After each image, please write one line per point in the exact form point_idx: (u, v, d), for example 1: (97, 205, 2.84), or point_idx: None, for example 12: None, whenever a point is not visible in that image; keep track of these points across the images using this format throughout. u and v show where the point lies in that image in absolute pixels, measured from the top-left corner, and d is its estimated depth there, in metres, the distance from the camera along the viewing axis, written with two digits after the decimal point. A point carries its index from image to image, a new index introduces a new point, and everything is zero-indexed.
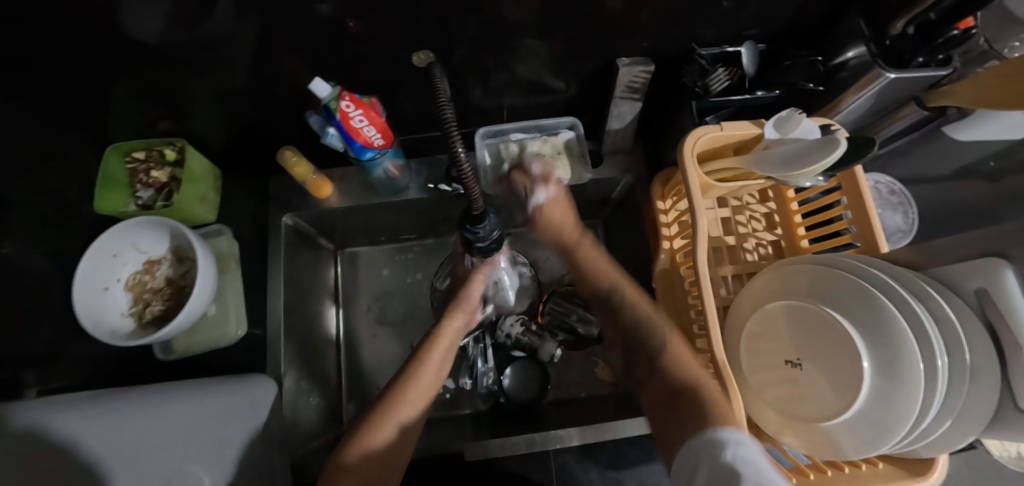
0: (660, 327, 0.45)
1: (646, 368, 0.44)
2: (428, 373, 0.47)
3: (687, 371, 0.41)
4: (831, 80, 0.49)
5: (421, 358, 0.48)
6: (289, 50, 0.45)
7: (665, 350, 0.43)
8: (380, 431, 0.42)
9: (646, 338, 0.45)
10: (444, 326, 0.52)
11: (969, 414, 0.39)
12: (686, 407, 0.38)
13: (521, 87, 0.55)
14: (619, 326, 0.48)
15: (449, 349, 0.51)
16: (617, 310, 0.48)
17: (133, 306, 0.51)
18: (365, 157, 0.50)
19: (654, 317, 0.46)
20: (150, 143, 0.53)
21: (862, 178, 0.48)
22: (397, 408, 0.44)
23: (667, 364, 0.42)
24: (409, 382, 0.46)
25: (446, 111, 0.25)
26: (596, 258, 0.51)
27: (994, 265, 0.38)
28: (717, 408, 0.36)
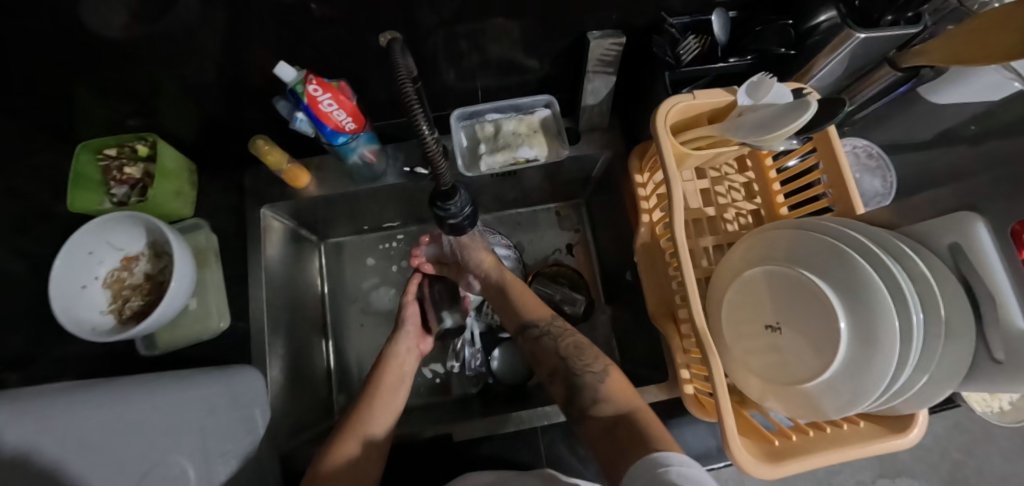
0: (596, 354, 0.51)
1: (587, 395, 0.47)
2: (385, 404, 0.51)
3: (625, 398, 0.46)
4: (802, 44, 0.48)
5: (376, 379, 0.54)
6: (254, 40, 0.44)
7: (603, 377, 0.48)
8: (343, 450, 0.46)
9: (584, 364, 0.50)
10: (395, 348, 0.58)
11: (944, 368, 0.39)
12: (627, 434, 0.42)
13: (494, 67, 0.55)
14: (560, 354, 0.52)
15: (403, 376, 0.56)
16: (555, 337, 0.54)
17: (112, 303, 0.51)
18: (337, 142, 0.50)
19: (589, 348, 0.52)
20: (120, 139, 0.52)
21: (837, 141, 0.47)
22: (358, 424, 0.49)
23: (606, 391, 0.47)
24: (367, 402, 0.51)
25: (407, 90, 0.25)
26: (530, 298, 0.58)
27: (966, 219, 0.38)
28: (654, 433, 0.40)
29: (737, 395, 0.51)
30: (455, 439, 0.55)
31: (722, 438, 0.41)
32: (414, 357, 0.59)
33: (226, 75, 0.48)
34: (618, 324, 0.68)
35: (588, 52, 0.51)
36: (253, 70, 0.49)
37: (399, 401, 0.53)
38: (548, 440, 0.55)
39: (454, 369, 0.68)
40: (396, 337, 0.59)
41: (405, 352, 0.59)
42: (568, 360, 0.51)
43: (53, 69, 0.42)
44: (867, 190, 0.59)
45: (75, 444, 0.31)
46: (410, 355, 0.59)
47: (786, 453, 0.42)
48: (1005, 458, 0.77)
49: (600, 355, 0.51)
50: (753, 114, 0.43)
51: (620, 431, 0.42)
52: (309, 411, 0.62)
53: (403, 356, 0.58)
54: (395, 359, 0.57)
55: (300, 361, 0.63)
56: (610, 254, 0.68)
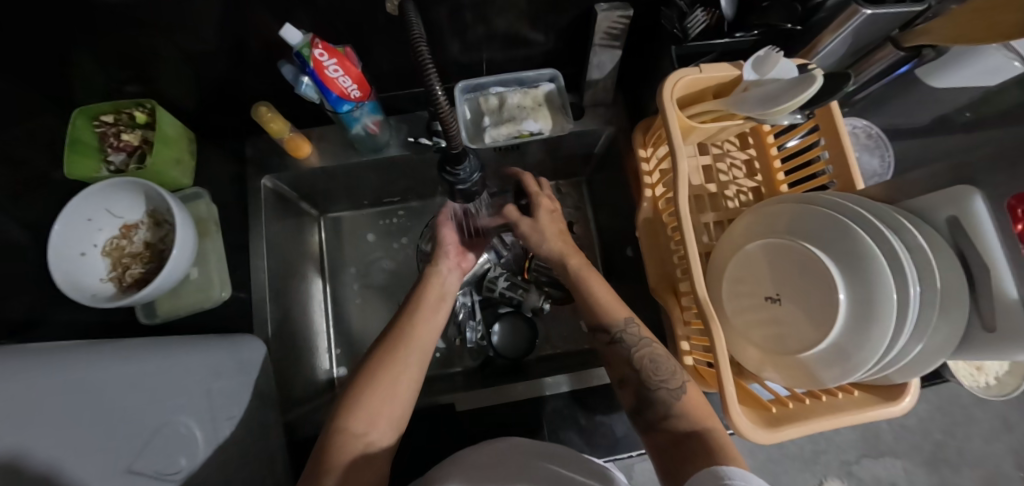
0: (674, 367, 0.46)
1: (659, 409, 0.44)
2: (424, 329, 0.49)
3: (698, 414, 0.42)
4: (809, 20, 0.48)
5: (414, 307, 0.51)
6: (257, 8, 0.43)
7: (681, 393, 0.44)
8: (373, 397, 0.42)
9: (661, 379, 0.45)
10: (436, 269, 0.55)
11: (939, 336, 0.40)
12: (694, 448, 0.39)
13: (500, 40, 0.54)
14: (633, 365, 0.47)
15: (444, 293, 0.53)
16: (631, 347, 0.47)
17: (112, 271, 0.50)
18: (342, 110, 0.50)
19: (667, 359, 0.46)
20: (118, 105, 0.51)
21: (839, 118, 0.48)
22: (387, 365, 0.44)
23: (681, 407, 0.43)
24: (402, 344, 0.46)
25: (425, 61, 0.25)
26: (607, 296, 0.51)
27: (964, 193, 0.39)
28: (724, 451, 0.37)
29: (735, 367, 0.52)
30: (458, 408, 0.56)
31: (721, 406, 0.41)
32: (455, 275, 0.56)
33: (226, 41, 0.47)
34: None
35: (594, 24, 0.49)
36: (254, 34, 0.47)
37: (440, 319, 0.51)
38: (550, 411, 0.56)
39: (455, 343, 0.68)
40: (437, 257, 0.56)
41: (448, 272, 0.56)
42: (643, 373, 0.46)
43: (48, 29, 0.41)
44: (866, 169, 0.60)
45: None
46: (452, 274, 0.56)
47: (782, 419, 0.43)
48: (984, 440, 0.80)
49: (678, 370, 0.45)
50: (759, 89, 0.44)
51: (689, 447, 0.39)
52: (310, 384, 0.62)
53: (445, 275, 0.55)
54: (436, 278, 0.54)
55: (300, 332, 0.63)
56: (611, 230, 0.69)
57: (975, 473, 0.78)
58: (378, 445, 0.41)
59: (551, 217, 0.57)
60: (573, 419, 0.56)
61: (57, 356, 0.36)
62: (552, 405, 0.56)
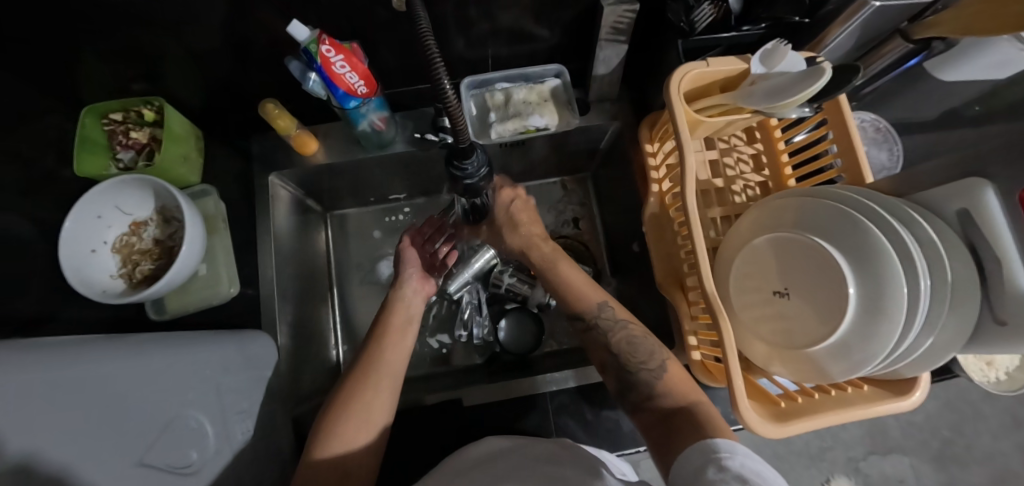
0: (652, 347, 0.46)
1: (643, 391, 0.44)
2: (394, 353, 0.49)
3: (682, 390, 0.43)
4: (816, 14, 0.48)
5: (382, 331, 0.51)
6: (263, 4, 0.43)
7: (662, 373, 0.44)
8: (347, 428, 0.42)
9: (640, 360, 0.45)
10: (399, 294, 0.55)
11: (947, 334, 0.40)
12: (683, 423, 0.39)
13: (505, 35, 0.54)
14: (611, 349, 0.47)
15: (411, 317, 0.54)
16: (606, 330, 0.48)
17: (122, 268, 0.51)
18: (349, 106, 0.50)
19: (645, 339, 0.46)
20: (127, 103, 0.51)
21: (848, 111, 0.47)
22: (359, 391, 0.45)
23: (665, 385, 0.43)
24: (370, 372, 0.46)
25: (434, 55, 0.26)
26: (575, 282, 0.53)
27: (976, 186, 0.39)
28: (711, 423, 0.38)
29: (742, 362, 0.52)
30: (464, 404, 0.56)
31: (730, 398, 0.41)
32: (420, 299, 0.56)
33: (233, 37, 0.47)
34: (623, 295, 0.68)
35: (600, 18, 0.49)
36: (260, 31, 0.47)
37: (409, 343, 0.51)
38: (556, 406, 0.56)
39: (460, 339, 0.68)
40: (401, 283, 0.57)
41: (412, 296, 0.56)
42: (621, 356, 0.46)
43: (56, 27, 0.41)
44: (874, 163, 0.60)
45: (52, 441, 0.28)
46: (417, 297, 0.56)
47: (790, 414, 0.43)
48: (994, 437, 0.79)
49: (656, 349, 0.46)
50: (766, 82, 0.44)
51: (676, 423, 0.39)
52: (318, 380, 0.63)
53: (410, 299, 0.55)
54: (401, 302, 0.54)
55: (308, 328, 0.64)
56: (617, 226, 0.69)
57: (984, 470, 0.78)
58: (358, 466, 0.42)
59: (521, 205, 0.58)
60: (578, 414, 0.56)
61: (69, 349, 0.36)
62: (558, 401, 0.57)
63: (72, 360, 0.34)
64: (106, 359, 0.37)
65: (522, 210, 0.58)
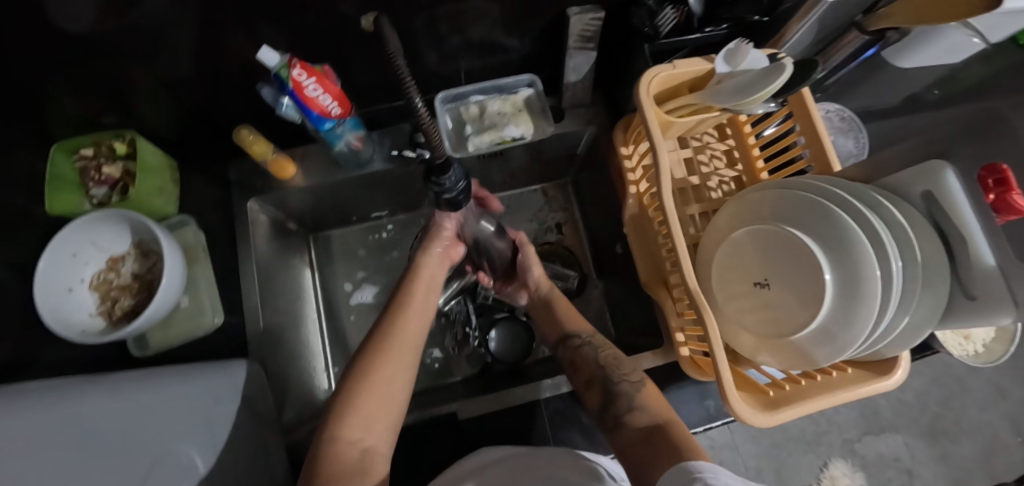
0: (633, 365, 0.50)
1: (623, 403, 0.45)
2: (413, 331, 0.47)
3: (660, 408, 0.43)
4: (774, 12, 0.49)
5: (402, 303, 0.49)
6: (233, 31, 0.43)
7: (642, 386, 0.47)
8: (369, 395, 0.40)
9: (623, 372, 0.48)
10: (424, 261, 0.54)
11: (922, 311, 0.41)
12: (660, 436, 0.39)
13: (477, 48, 0.55)
14: (599, 363, 0.50)
15: (433, 286, 0.53)
16: (597, 347, 0.52)
17: (101, 305, 0.50)
18: (324, 128, 0.50)
19: (626, 359, 0.51)
20: (98, 137, 0.51)
21: (812, 103, 0.49)
22: (378, 363, 0.43)
23: (641, 399, 0.45)
24: (392, 339, 0.45)
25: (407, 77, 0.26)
26: (574, 314, 0.58)
27: (936, 168, 0.40)
28: (686, 441, 0.37)
29: (730, 354, 0.53)
30: (460, 416, 0.56)
31: (720, 392, 0.42)
32: (445, 267, 0.55)
33: (205, 64, 0.47)
34: (610, 297, 0.69)
35: (568, 28, 0.50)
36: (229, 56, 0.47)
37: (428, 315, 0.50)
38: (551, 412, 0.57)
39: (453, 351, 0.68)
40: (427, 245, 0.54)
41: (438, 262, 0.54)
42: (607, 368, 0.49)
43: (22, 66, 0.41)
44: (842, 150, 0.62)
45: None
46: (441, 264, 0.55)
47: (781, 401, 0.44)
48: (980, 409, 0.82)
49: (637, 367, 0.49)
50: (732, 81, 0.45)
51: (652, 438, 0.39)
52: (309, 406, 0.62)
53: (434, 266, 0.54)
54: (425, 269, 0.53)
55: (296, 353, 0.63)
56: (600, 229, 0.70)
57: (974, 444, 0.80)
58: (376, 446, 0.39)
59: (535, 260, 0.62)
60: (575, 418, 0.56)
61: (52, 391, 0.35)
62: (553, 406, 0.57)
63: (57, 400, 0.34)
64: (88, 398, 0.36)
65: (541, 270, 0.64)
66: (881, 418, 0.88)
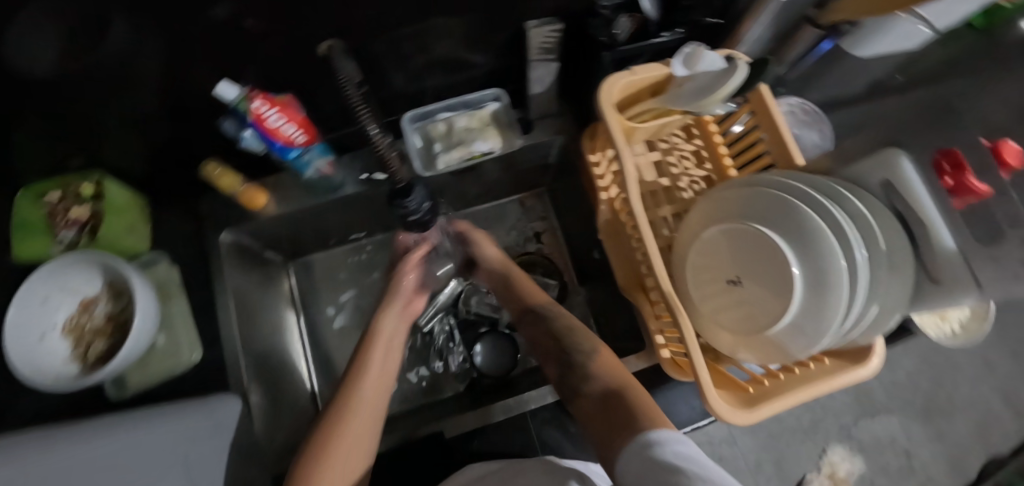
0: (588, 336, 0.49)
1: (579, 374, 0.45)
2: (371, 398, 0.46)
3: (617, 374, 0.43)
4: (729, 12, 0.52)
5: (359, 370, 0.48)
6: (193, 68, 0.43)
7: (596, 356, 0.46)
8: (330, 465, 0.39)
9: (577, 344, 0.48)
10: (380, 326, 0.54)
11: (890, 297, 0.42)
12: (618, 407, 0.39)
13: (441, 66, 0.55)
14: (555, 337, 0.50)
15: (393, 345, 0.54)
16: (552, 321, 0.52)
17: (75, 350, 0.49)
18: (289, 156, 0.52)
19: (580, 328, 0.51)
20: (66, 181, 0.51)
21: (770, 99, 0.50)
22: (333, 439, 0.41)
23: (595, 366, 0.45)
24: (351, 401, 0.45)
25: None
26: (531, 287, 0.59)
27: (892, 156, 0.42)
28: (645, 409, 0.37)
29: (711, 353, 0.53)
30: (446, 435, 0.55)
31: (699, 393, 0.42)
32: (401, 328, 0.56)
33: (167, 102, 0.47)
34: (593, 303, 0.69)
35: (528, 41, 0.52)
36: (192, 91, 0.47)
37: (389, 375, 0.50)
38: (539, 424, 0.57)
39: (439, 370, 0.68)
40: (385, 306, 0.57)
41: (395, 321, 0.56)
42: (563, 341, 0.49)
43: None
44: (807, 143, 0.62)
45: None
46: (397, 323, 0.56)
47: (759, 398, 0.44)
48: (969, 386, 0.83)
49: (592, 337, 0.49)
50: (690, 84, 0.45)
51: (611, 408, 0.39)
52: (296, 434, 0.62)
53: (389, 330, 0.55)
54: (382, 330, 0.54)
55: (280, 383, 0.62)
56: (577, 236, 0.70)
57: None
58: None
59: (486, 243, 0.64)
60: (562, 427, 0.57)
61: (27, 445, 0.35)
62: (540, 417, 0.57)
63: (32, 453, 0.33)
64: (67, 447, 0.36)
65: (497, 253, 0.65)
66: (873, 401, 0.89)
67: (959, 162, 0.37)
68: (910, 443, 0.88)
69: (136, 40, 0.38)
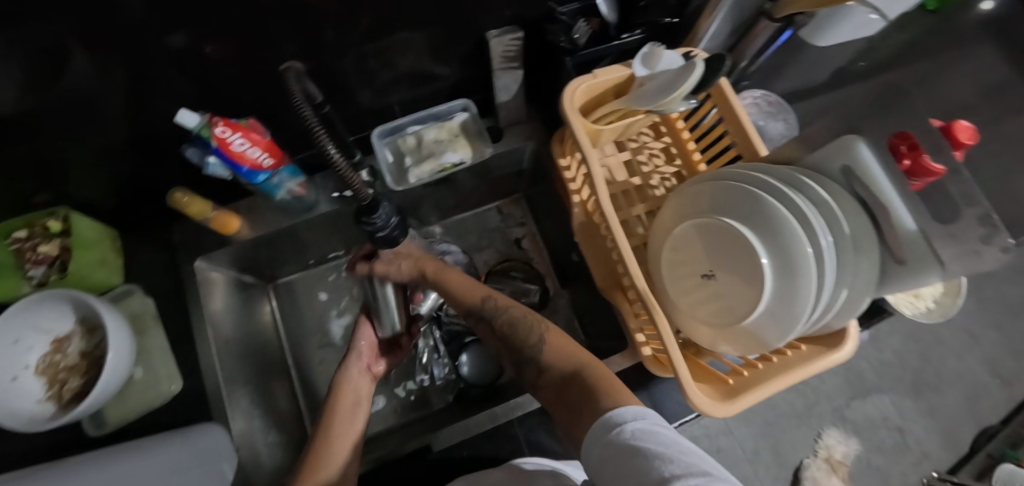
0: (532, 324, 0.47)
1: (534, 368, 0.44)
2: (343, 443, 0.45)
3: (569, 359, 0.41)
4: (684, 12, 0.53)
5: (326, 427, 0.46)
6: (155, 97, 0.43)
7: (542, 346, 0.44)
8: None
9: (522, 337, 0.46)
10: (344, 377, 0.52)
11: (859, 280, 0.42)
12: (574, 391, 0.37)
13: (407, 81, 0.56)
14: (499, 334, 0.49)
15: (359, 397, 0.51)
16: (492, 318, 0.50)
17: (49, 390, 0.48)
18: (258, 180, 0.51)
19: (523, 317, 0.48)
20: (32, 218, 0.50)
21: (730, 92, 0.51)
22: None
23: (547, 355, 0.43)
24: (320, 459, 0.43)
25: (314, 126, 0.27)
26: (460, 282, 0.54)
27: (850, 142, 0.41)
28: (602, 382, 0.36)
29: (692, 347, 0.54)
30: (434, 448, 0.56)
31: (678, 387, 0.42)
32: (368, 378, 0.55)
33: (131, 134, 0.47)
34: (576, 305, 0.70)
35: (490, 51, 0.52)
36: (157, 121, 0.47)
37: (359, 424, 0.48)
38: (526, 429, 0.58)
39: (425, 383, 0.68)
40: (345, 363, 0.54)
41: (358, 375, 0.54)
42: (508, 338, 0.47)
43: None
44: (774, 132, 0.63)
45: None
46: (364, 378, 0.54)
47: (738, 389, 0.44)
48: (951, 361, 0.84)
49: (536, 322, 0.47)
50: (651, 84, 0.46)
51: (570, 392, 0.38)
52: (286, 457, 0.61)
53: (357, 379, 0.53)
54: (348, 383, 0.52)
55: (269, 407, 0.62)
56: (556, 239, 0.71)
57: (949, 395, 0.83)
58: None
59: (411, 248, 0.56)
60: (550, 431, 0.58)
61: None
62: (528, 423, 0.58)
63: None
64: None
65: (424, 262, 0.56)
66: (864, 382, 0.90)
67: (913, 144, 0.40)
68: (903, 420, 0.89)
69: (95, 74, 0.37)
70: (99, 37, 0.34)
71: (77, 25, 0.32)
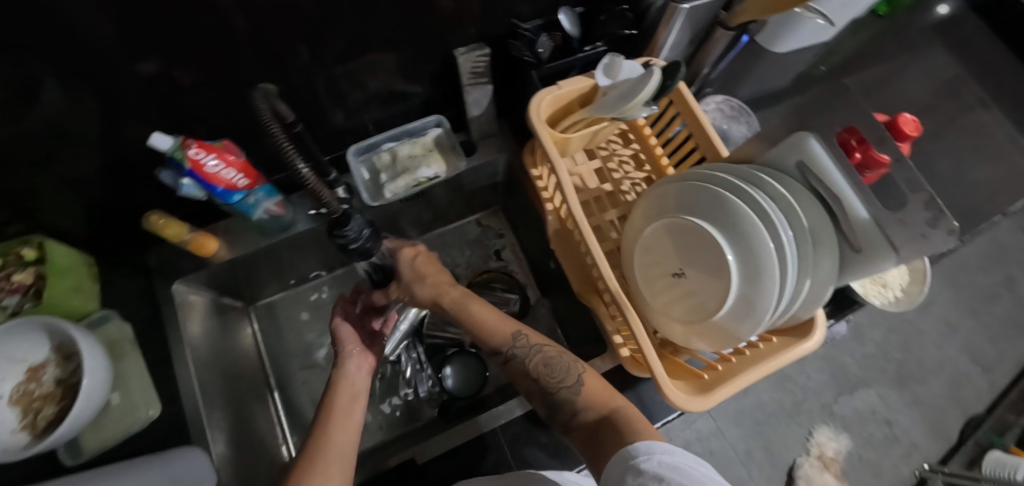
0: (567, 365, 0.46)
1: (567, 410, 0.44)
2: (342, 442, 0.42)
3: (603, 400, 0.43)
4: (642, 23, 0.56)
5: (324, 425, 0.43)
6: (129, 122, 0.44)
7: (579, 388, 0.44)
8: None
9: (557, 380, 0.45)
10: (345, 368, 0.51)
11: (821, 270, 0.44)
12: (608, 435, 0.38)
13: (380, 100, 0.58)
14: (531, 375, 0.47)
15: (358, 393, 0.48)
16: (523, 359, 0.48)
17: (23, 419, 0.47)
18: (233, 200, 0.53)
19: (560, 357, 0.47)
20: (4, 246, 0.49)
21: (689, 97, 0.53)
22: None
23: (582, 399, 0.43)
24: (317, 457, 0.40)
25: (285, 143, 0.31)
26: (491, 314, 0.51)
27: (803, 140, 0.43)
28: (634, 427, 0.38)
29: (668, 346, 0.54)
30: (419, 462, 0.55)
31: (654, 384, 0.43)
32: (366, 374, 0.52)
33: (105, 160, 0.48)
34: (557, 313, 0.71)
35: (459, 67, 0.54)
36: (130, 146, 0.48)
37: (359, 418, 0.46)
38: (511, 437, 0.58)
39: (409, 397, 0.68)
40: (341, 357, 0.52)
41: (357, 369, 0.51)
42: (541, 380, 0.46)
43: None
44: (737, 135, 0.66)
45: None
46: (361, 372, 0.52)
47: (713, 382, 0.45)
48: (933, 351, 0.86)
49: (573, 365, 0.46)
50: (614, 92, 0.48)
51: (601, 435, 0.39)
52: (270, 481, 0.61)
53: (356, 374, 0.51)
54: (345, 379, 0.50)
55: (252, 430, 0.62)
56: (535, 248, 0.72)
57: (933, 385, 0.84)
58: None
59: (425, 260, 0.55)
60: (533, 439, 0.58)
61: None
62: (512, 431, 0.58)
63: None
64: None
65: (427, 264, 0.55)
66: (849, 376, 0.91)
67: (863, 138, 0.41)
68: (891, 412, 0.90)
69: (66, 102, 0.38)
70: (71, 69, 0.35)
71: (48, 58, 0.33)
